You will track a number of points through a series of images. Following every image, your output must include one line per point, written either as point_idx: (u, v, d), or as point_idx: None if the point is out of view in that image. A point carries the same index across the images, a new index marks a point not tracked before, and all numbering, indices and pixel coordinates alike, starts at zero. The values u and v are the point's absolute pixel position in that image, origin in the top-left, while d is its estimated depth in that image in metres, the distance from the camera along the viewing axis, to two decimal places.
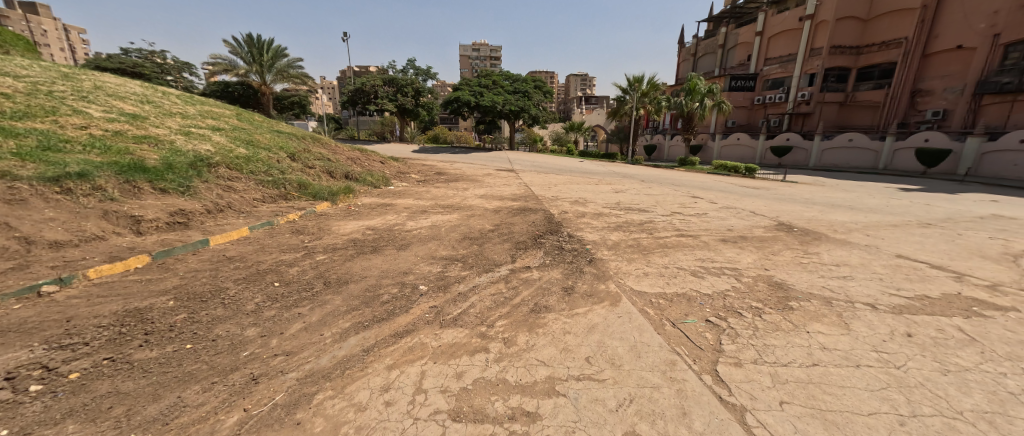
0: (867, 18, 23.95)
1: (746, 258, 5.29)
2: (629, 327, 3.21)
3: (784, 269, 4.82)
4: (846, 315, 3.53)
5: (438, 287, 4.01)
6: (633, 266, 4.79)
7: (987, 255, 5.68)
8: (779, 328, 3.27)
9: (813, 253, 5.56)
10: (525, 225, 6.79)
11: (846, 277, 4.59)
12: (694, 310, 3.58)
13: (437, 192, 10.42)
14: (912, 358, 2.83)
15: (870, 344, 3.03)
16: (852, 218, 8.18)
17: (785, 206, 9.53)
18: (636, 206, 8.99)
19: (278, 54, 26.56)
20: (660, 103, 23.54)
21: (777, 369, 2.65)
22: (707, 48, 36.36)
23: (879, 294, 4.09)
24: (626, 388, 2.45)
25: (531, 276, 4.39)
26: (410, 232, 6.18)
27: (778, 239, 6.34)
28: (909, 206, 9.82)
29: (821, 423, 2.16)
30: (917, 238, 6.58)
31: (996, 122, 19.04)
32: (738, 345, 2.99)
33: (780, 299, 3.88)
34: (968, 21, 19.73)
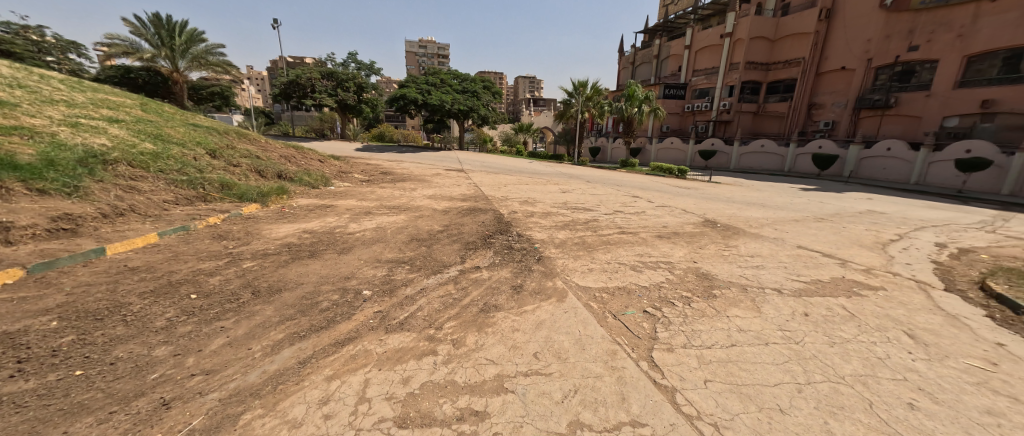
0: (774, 39, 27.29)
1: (678, 252, 5.78)
2: (574, 321, 3.35)
3: (710, 261, 5.35)
4: (758, 300, 4.02)
5: (383, 291, 3.86)
6: (579, 263, 5.00)
7: (864, 244, 6.77)
8: (705, 314, 3.62)
9: (733, 246, 6.23)
10: (475, 225, 6.78)
11: (759, 267, 5.21)
12: (633, 302, 3.83)
13: (383, 192, 9.98)
14: (809, 334, 3.29)
15: (776, 324, 3.46)
16: (765, 214, 9.27)
17: (711, 204, 10.52)
18: (582, 206, 9.36)
19: (194, 38, 23.64)
20: (603, 107, 24.71)
21: (703, 352, 2.93)
22: (643, 57, 38.96)
23: (784, 280, 4.70)
24: (571, 380, 2.55)
25: (481, 276, 4.39)
26: (353, 234, 5.86)
27: (704, 234, 7.00)
28: (808, 203, 11.36)
29: (738, 396, 2.43)
30: (813, 231, 7.64)
31: (870, 133, 22.67)
32: (670, 332, 3.25)
33: (706, 288, 4.31)
34: (849, 46, 23.31)
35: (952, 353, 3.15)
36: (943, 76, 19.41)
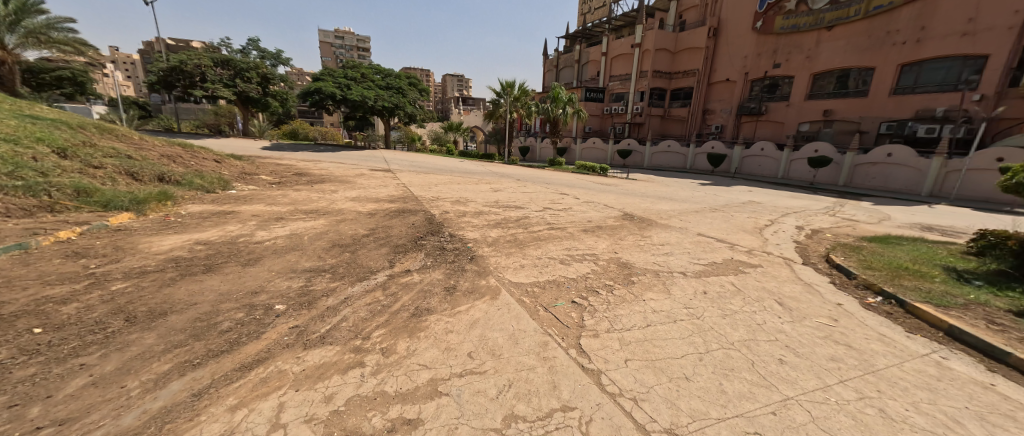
0: (674, 51, 30.75)
1: (601, 244, 6.22)
2: (507, 317, 3.42)
3: (629, 251, 5.85)
4: (668, 283, 4.51)
5: (300, 303, 3.50)
6: (511, 260, 5.09)
7: (748, 230, 7.99)
8: (625, 299, 3.96)
9: (648, 236, 6.91)
10: (404, 228, 6.50)
11: (668, 253, 5.85)
12: (562, 294, 4.03)
13: (298, 195, 9.04)
14: (707, 310, 3.79)
15: (682, 303, 3.93)
16: (673, 206, 10.43)
17: (629, 199, 11.51)
18: (513, 204, 9.54)
19: (28, 8, 18.83)
20: (530, 107, 25.42)
21: (623, 334, 3.20)
22: (565, 62, 41.04)
23: (688, 263, 5.36)
24: (505, 375, 2.59)
25: (411, 280, 4.23)
26: (261, 243, 5.21)
27: (623, 227, 7.64)
28: (705, 196, 13.05)
29: (653, 370, 2.70)
30: (710, 220, 8.80)
31: (749, 135, 26.79)
32: (595, 319, 3.49)
33: (625, 276, 4.71)
34: (731, 61, 27.26)
35: (808, 314, 3.89)
36: (798, 89, 23.72)
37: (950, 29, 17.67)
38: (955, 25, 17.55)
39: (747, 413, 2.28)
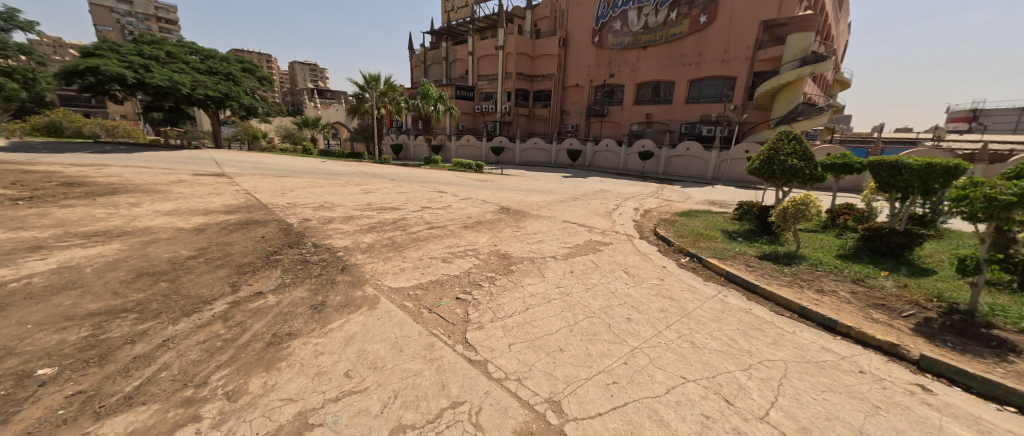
0: (533, 56, 33.47)
1: (481, 238, 6.38)
2: (389, 325, 3.21)
3: (507, 243, 6.16)
4: (541, 267, 4.94)
5: (87, 360, 2.57)
6: (389, 265, 4.77)
7: (601, 214, 9.35)
8: (506, 289, 4.16)
9: (523, 227, 7.40)
10: (249, 243, 5.39)
11: (541, 241, 6.39)
12: (446, 293, 3.99)
13: (71, 213, 6.54)
14: (574, 286, 4.30)
15: (554, 284, 4.36)
16: (542, 198, 11.41)
17: (504, 193, 12.10)
18: (388, 205, 8.95)
19: None
20: (400, 103, 24.05)
21: (506, 321, 3.37)
22: (432, 58, 40.32)
23: (557, 248, 5.97)
24: (389, 387, 2.43)
25: (265, 303, 3.56)
26: (4, 287, 3.60)
27: (501, 220, 8.00)
28: (568, 187, 14.69)
29: (533, 349, 2.92)
30: (572, 208, 9.94)
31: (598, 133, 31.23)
32: (480, 311, 3.58)
33: (504, 266, 4.96)
34: (579, 69, 31.25)
35: (645, 278, 4.82)
36: (629, 95, 28.75)
37: (717, 56, 24.01)
38: (719, 53, 23.92)
39: (608, 367, 2.68)
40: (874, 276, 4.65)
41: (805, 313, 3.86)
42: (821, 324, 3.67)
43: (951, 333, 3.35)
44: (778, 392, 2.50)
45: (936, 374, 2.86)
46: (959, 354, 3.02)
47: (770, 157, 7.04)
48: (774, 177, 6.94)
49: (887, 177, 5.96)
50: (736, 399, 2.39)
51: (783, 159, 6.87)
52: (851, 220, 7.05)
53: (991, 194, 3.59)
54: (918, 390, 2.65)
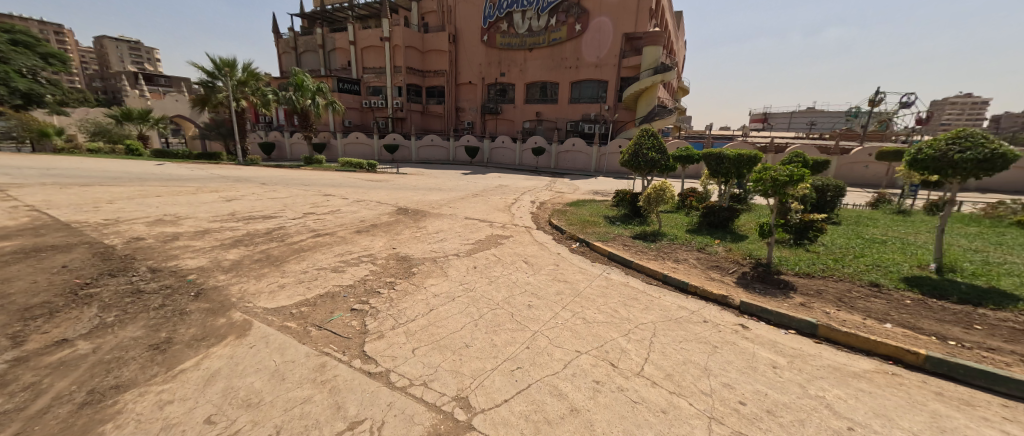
0: (423, 50, 32.43)
1: (378, 242, 5.96)
2: (266, 352, 2.77)
3: (406, 245, 5.88)
4: (443, 266, 4.87)
5: None
6: (264, 283, 4.09)
7: (501, 208, 9.64)
8: (407, 292, 3.97)
9: (423, 227, 7.15)
10: (41, 277, 4.00)
11: (442, 239, 6.28)
12: (339, 305, 3.62)
13: None
14: (476, 281, 4.36)
15: (458, 281, 4.35)
16: (442, 196, 11.19)
17: (400, 193, 11.50)
18: (259, 214, 7.67)
19: None
20: (266, 95, 20.80)
21: (408, 326, 3.22)
22: (305, 45, 35.57)
23: (459, 245, 5.95)
24: (271, 423, 2.11)
25: (78, 353, 2.70)
26: None
27: (399, 221, 7.59)
28: (468, 184, 14.71)
29: (438, 349, 2.86)
30: (473, 204, 10.00)
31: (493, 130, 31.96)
32: (379, 319, 3.35)
33: (405, 269, 4.73)
34: (471, 66, 31.49)
35: (543, 265, 5.17)
36: (520, 94, 30.11)
37: (592, 61, 26.81)
38: (594, 59, 26.76)
39: (511, 354, 2.79)
40: (711, 244, 5.82)
41: (666, 279, 4.64)
42: (678, 287, 4.46)
43: (759, 281, 4.42)
44: (650, 349, 2.94)
45: (751, 314, 3.74)
46: (765, 296, 4.00)
47: (635, 151, 8.19)
48: (639, 168, 8.12)
49: (714, 166, 7.56)
50: (619, 362, 2.73)
51: (645, 152, 8.07)
52: (694, 201, 8.71)
53: (774, 176, 4.86)
54: (742, 328, 3.43)
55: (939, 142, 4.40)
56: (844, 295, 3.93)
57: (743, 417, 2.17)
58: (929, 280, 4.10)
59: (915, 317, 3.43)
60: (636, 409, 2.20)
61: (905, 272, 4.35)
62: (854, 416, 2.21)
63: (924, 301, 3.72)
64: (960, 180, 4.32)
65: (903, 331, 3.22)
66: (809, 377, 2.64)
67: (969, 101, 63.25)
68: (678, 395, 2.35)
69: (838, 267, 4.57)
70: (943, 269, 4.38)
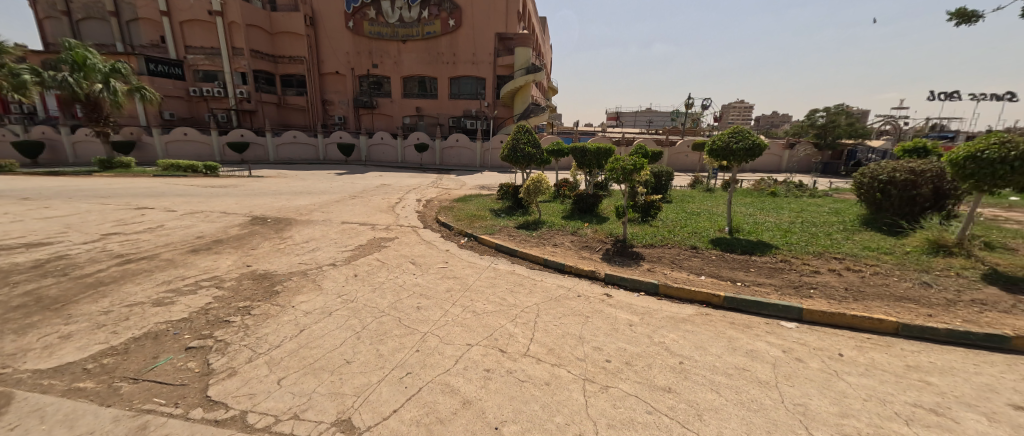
0: (271, 31, 27.78)
1: (225, 261, 4.90)
2: (42, 431, 2.01)
3: (266, 260, 4.99)
4: (317, 279, 4.30)
5: None
6: (36, 337, 2.94)
7: (384, 209, 9.01)
8: (268, 314, 3.38)
9: (287, 237, 6.17)
10: None
11: (313, 249, 5.55)
12: (167, 346, 2.85)
13: None
14: (358, 290, 4.00)
15: (336, 292, 3.91)
16: (310, 200, 9.85)
17: (255, 200, 9.68)
18: (21, 241, 5.45)
19: None
20: (20, 73, 15.15)
21: (272, 353, 2.75)
22: (86, 10, 26.36)
23: (335, 253, 5.36)
24: None
25: None
26: None
27: (254, 233, 6.38)
28: (343, 185, 13.30)
29: (311, 374, 2.52)
30: (350, 207, 9.08)
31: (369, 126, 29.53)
32: (232, 351, 2.78)
33: (265, 288, 4.01)
34: (335, 54, 28.45)
35: (432, 264, 5.05)
36: (395, 88, 28.50)
37: (468, 58, 27.08)
38: (469, 56, 27.05)
39: (399, 360, 2.65)
40: (582, 227, 6.56)
41: (546, 263, 5.06)
42: (557, 269, 4.91)
43: (619, 255, 5.19)
44: (535, 329, 3.16)
45: (614, 283, 4.38)
46: (624, 267, 4.72)
47: (513, 145, 8.61)
48: (517, 161, 8.62)
49: (580, 158, 8.53)
50: (507, 347, 2.86)
51: (522, 146, 8.58)
52: (567, 190, 9.70)
53: (623, 165, 5.74)
54: (607, 296, 3.99)
55: (725, 136, 5.84)
56: (676, 258, 4.93)
57: (610, 372, 2.52)
58: (726, 240, 5.45)
59: (720, 268, 4.53)
60: (523, 388, 2.34)
61: (712, 235, 5.68)
62: (685, 353, 2.80)
63: (724, 256, 4.92)
64: (739, 165, 5.82)
65: (714, 281, 4.21)
66: (655, 329, 3.22)
67: (744, 105, 85.89)
68: (558, 367, 2.59)
69: (671, 236, 5.69)
70: (734, 231, 5.87)
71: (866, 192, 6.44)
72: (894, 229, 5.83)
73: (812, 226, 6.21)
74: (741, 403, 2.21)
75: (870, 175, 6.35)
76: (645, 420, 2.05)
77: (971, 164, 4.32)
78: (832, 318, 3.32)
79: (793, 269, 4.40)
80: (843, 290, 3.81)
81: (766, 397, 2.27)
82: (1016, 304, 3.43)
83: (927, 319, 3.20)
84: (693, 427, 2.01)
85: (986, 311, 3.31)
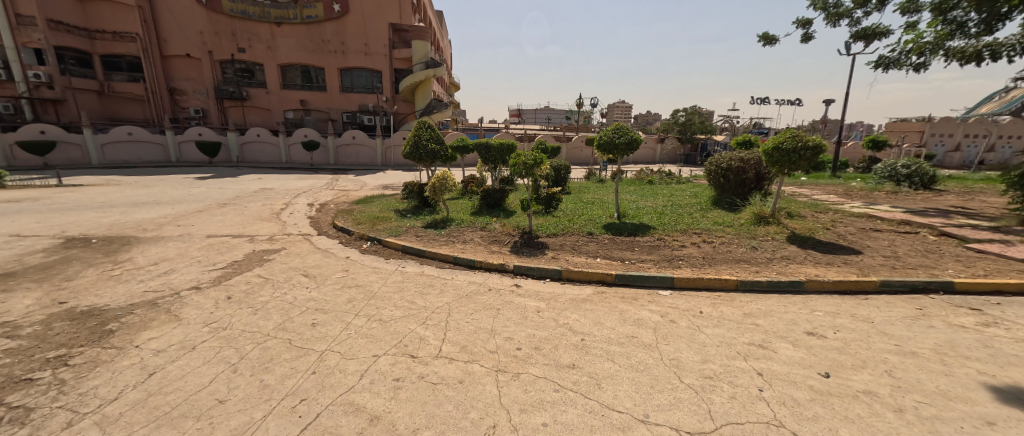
0: None
1: (21, 301, 3.64)
2: None
3: (92, 293, 3.86)
4: (173, 308, 3.50)
5: None
6: None
7: (265, 217, 7.79)
8: (98, 362, 2.63)
9: (125, 261, 4.88)
10: None
11: (167, 272, 4.50)
12: None
13: None
14: (233, 314, 3.38)
15: (201, 321, 3.24)
16: (159, 212, 7.94)
17: (69, 216, 7.39)
18: None
19: None
20: None
21: (104, 411, 2.14)
22: None
23: (199, 274, 4.44)
24: None
25: None
26: None
27: (70, 260, 4.88)
28: (207, 191, 11.07)
29: (169, 425, 2.05)
30: (218, 217, 7.61)
31: (239, 121, 25.20)
32: (39, 418, 2.09)
33: (92, 328, 3.10)
34: (184, 34, 23.52)
35: (329, 274, 4.56)
36: (270, 78, 24.79)
37: (359, 48, 24.98)
38: (360, 46, 24.97)
39: (290, 387, 2.34)
40: (490, 222, 6.65)
41: (456, 261, 5.00)
42: (467, 265, 4.90)
43: (526, 246, 5.42)
44: (447, 329, 3.11)
45: (522, 273, 4.56)
46: (531, 258, 4.94)
47: (415, 142, 8.25)
48: (420, 158, 8.28)
49: (484, 154, 8.62)
50: (418, 351, 2.75)
51: (424, 143, 8.27)
52: (474, 186, 9.71)
53: (524, 160, 5.97)
54: (517, 287, 4.15)
55: (609, 132, 6.52)
56: (575, 244, 5.36)
57: (521, 359, 2.62)
58: (615, 224, 6.12)
59: (611, 250, 5.07)
60: (437, 390, 2.28)
61: (604, 222, 6.32)
62: (585, 330, 3.06)
63: (614, 239, 5.52)
64: (621, 157, 6.57)
65: (608, 262, 4.70)
66: (559, 312, 3.46)
67: (624, 105, 97.57)
68: (471, 363, 2.59)
69: (570, 225, 6.16)
70: (621, 216, 6.62)
71: (714, 177, 7.89)
72: (734, 206, 7.27)
73: (679, 208, 7.37)
74: (631, 366, 2.51)
75: (715, 164, 7.80)
76: (553, 398, 2.18)
77: (776, 153, 5.63)
78: (696, 283, 4.01)
79: (667, 245, 5.17)
80: (703, 259, 4.62)
81: (650, 357, 2.63)
82: (807, 256, 4.63)
83: (755, 275, 4.10)
84: (594, 395, 2.21)
85: (790, 264, 4.40)
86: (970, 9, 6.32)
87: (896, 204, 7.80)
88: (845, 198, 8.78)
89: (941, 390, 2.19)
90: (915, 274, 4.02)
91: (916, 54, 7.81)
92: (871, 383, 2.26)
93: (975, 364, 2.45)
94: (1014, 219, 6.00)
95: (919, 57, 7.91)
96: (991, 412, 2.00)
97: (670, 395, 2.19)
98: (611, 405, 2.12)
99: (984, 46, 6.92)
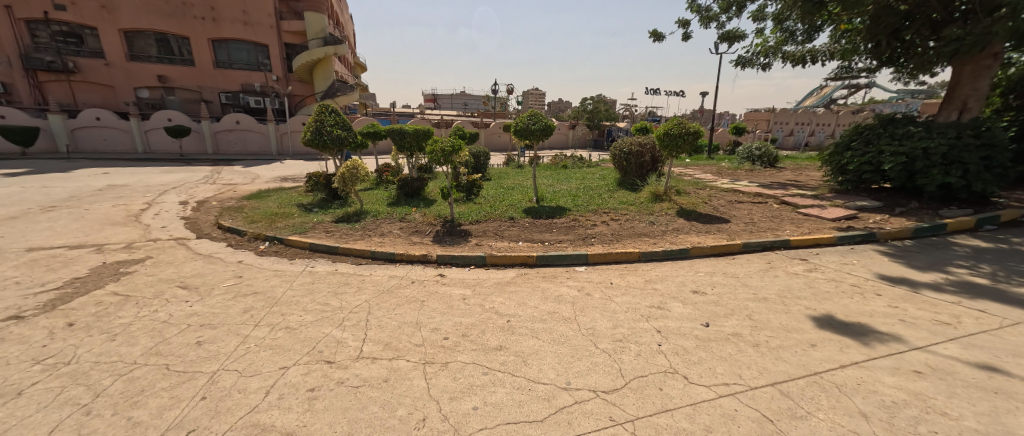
0: None
1: None
2: None
3: None
4: None
5: None
6: None
7: (119, 221, 6.29)
8: None
9: None
10: None
11: None
12: None
13: None
14: (79, 345, 2.70)
15: (28, 360, 2.52)
16: None
17: None
18: None
19: None
20: None
21: None
22: None
23: (20, 300, 3.43)
24: None
25: None
26: None
27: None
28: (24, 192, 8.52)
29: None
30: (44, 224, 5.91)
31: (65, 100, 19.66)
32: None
33: None
34: None
35: (215, 283, 3.91)
36: (109, 47, 19.75)
37: (234, 16, 21.19)
38: (236, 14, 21.23)
39: (172, 419, 1.98)
40: (409, 212, 6.35)
41: (373, 255, 4.71)
42: (386, 259, 4.65)
43: (449, 235, 5.34)
44: (366, 328, 2.93)
45: (446, 262, 4.49)
46: (454, 246, 4.89)
47: (317, 128, 7.37)
48: (326, 146, 7.46)
49: (399, 141, 8.13)
50: (335, 356, 2.55)
51: (329, 129, 7.46)
52: (390, 176, 9.16)
53: (442, 147, 5.78)
54: (440, 277, 4.08)
55: (524, 119, 6.64)
56: (498, 230, 5.45)
57: (448, 349, 2.61)
58: (534, 208, 6.37)
59: (531, 233, 5.28)
60: (358, 394, 2.15)
61: (524, 206, 6.52)
62: (510, 313, 3.16)
63: (533, 222, 5.78)
64: (537, 143, 6.79)
65: (529, 244, 4.90)
66: (485, 297, 3.51)
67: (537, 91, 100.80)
68: (396, 360, 2.49)
69: (492, 211, 6.22)
70: (540, 200, 6.92)
71: (618, 161, 8.65)
72: (635, 187, 8.13)
73: (590, 190, 7.98)
74: (553, 340, 2.68)
75: (618, 149, 8.57)
76: (482, 382, 2.23)
77: (666, 138, 6.40)
78: (606, 257, 4.41)
79: (581, 225, 5.58)
80: (612, 236, 5.09)
81: (570, 329, 2.84)
82: (692, 227, 5.42)
83: (653, 246, 4.67)
84: (521, 372, 2.31)
85: (679, 235, 5.12)
86: (798, 21, 7.87)
87: (753, 180, 9.53)
88: (718, 176, 10.41)
89: (783, 324, 2.79)
90: (767, 236, 5.00)
91: (763, 55, 9.48)
92: (738, 327, 2.77)
93: (804, 302, 3.17)
94: (826, 188, 7.83)
95: (765, 59, 9.64)
96: (813, 337, 2.61)
97: (587, 362, 2.40)
98: (537, 379, 2.24)
99: (806, 51, 8.72)
